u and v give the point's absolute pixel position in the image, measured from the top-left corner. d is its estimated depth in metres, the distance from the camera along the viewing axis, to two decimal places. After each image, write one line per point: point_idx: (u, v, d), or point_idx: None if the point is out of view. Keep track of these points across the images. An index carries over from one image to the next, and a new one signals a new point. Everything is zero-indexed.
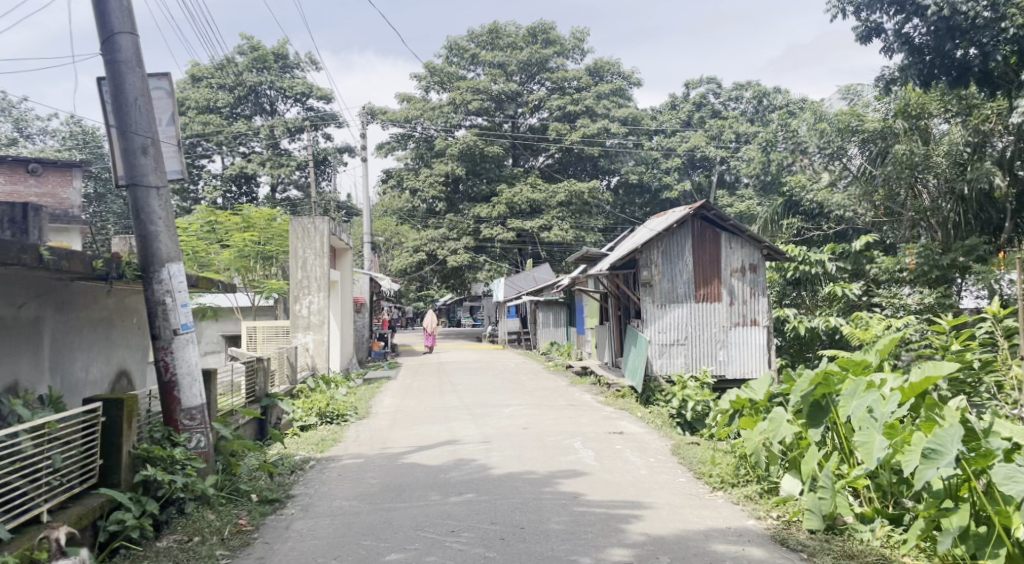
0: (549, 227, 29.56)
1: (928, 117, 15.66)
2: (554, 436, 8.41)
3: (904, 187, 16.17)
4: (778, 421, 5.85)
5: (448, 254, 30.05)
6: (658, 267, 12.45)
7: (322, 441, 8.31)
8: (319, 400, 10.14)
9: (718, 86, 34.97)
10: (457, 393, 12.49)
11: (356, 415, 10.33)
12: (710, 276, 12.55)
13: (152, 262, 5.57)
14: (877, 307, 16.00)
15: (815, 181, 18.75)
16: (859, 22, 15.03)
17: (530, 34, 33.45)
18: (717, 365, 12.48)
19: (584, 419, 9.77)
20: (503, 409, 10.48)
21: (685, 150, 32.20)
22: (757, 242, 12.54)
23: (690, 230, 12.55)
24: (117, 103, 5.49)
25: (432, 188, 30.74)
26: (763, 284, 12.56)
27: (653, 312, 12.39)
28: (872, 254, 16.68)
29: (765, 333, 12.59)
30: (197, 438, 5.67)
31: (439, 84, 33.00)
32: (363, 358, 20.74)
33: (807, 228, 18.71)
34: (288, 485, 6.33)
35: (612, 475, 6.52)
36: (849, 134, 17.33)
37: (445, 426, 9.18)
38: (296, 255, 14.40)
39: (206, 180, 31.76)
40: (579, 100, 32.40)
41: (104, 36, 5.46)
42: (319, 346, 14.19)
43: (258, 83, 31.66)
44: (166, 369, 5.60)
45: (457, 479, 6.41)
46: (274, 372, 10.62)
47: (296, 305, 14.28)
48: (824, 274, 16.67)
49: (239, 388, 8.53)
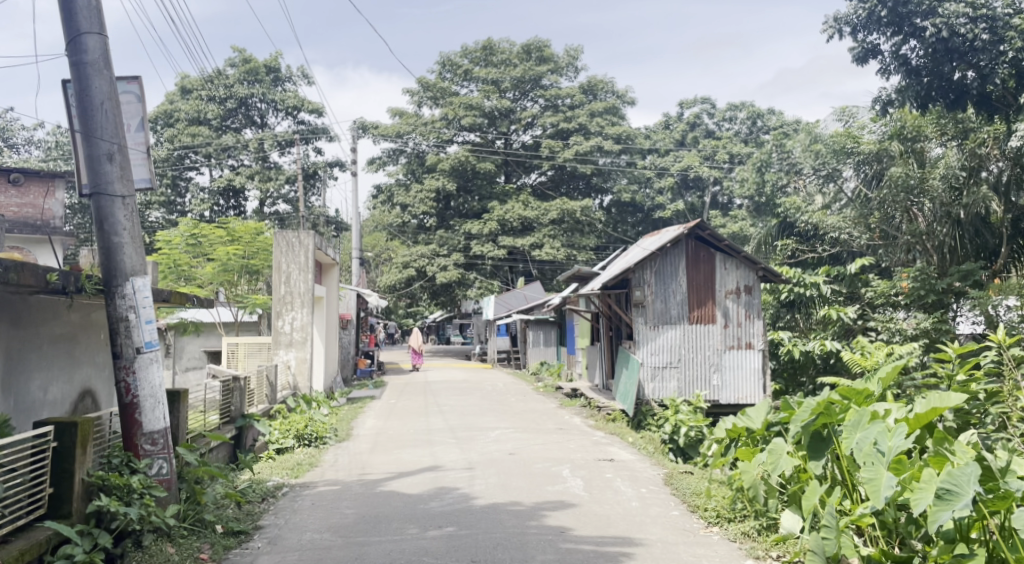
0: (540, 245, 29.35)
1: (924, 140, 15.63)
2: (541, 463, 8.06)
3: (900, 210, 16.02)
4: (777, 453, 5.54)
5: (438, 270, 29.71)
6: (651, 287, 12.19)
7: (298, 466, 7.93)
8: (297, 421, 9.73)
9: (711, 107, 35.04)
10: (442, 414, 12.12)
11: (335, 438, 9.93)
12: (704, 298, 12.28)
13: (114, 276, 5.23)
14: (871, 332, 15.78)
15: (807, 203, 18.62)
16: (855, 44, 15.00)
17: (525, 51, 33.42)
18: (711, 390, 12.17)
19: (573, 444, 9.42)
20: (489, 433, 10.11)
21: (678, 170, 32.18)
22: (752, 264, 12.30)
23: (684, 250, 12.29)
24: (82, 106, 5.17)
25: (422, 204, 30.50)
26: (758, 307, 12.30)
27: (646, 333, 12.08)
28: (866, 277, 16.52)
29: (760, 356, 12.28)
30: (159, 464, 5.30)
31: (432, 99, 32.83)
32: (347, 376, 20.34)
33: (801, 249, 18.52)
34: (257, 516, 5.95)
35: (601, 507, 6.18)
36: (845, 155, 17.48)
37: (429, 451, 8.80)
38: (279, 269, 14.08)
39: (193, 193, 31.39)
40: (573, 118, 32.35)
41: (70, 36, 5.15)
42: (302, 363, 13.78)
43: (248, 95, 31.42)
44: (127, 391, 5.24)
45: (437, 511, 6.04)
46: (252, 391, 10.23)
47: (279, 321, 13.89)
48: (819, 297, 16.45)
49: (212, 409, 8.20)
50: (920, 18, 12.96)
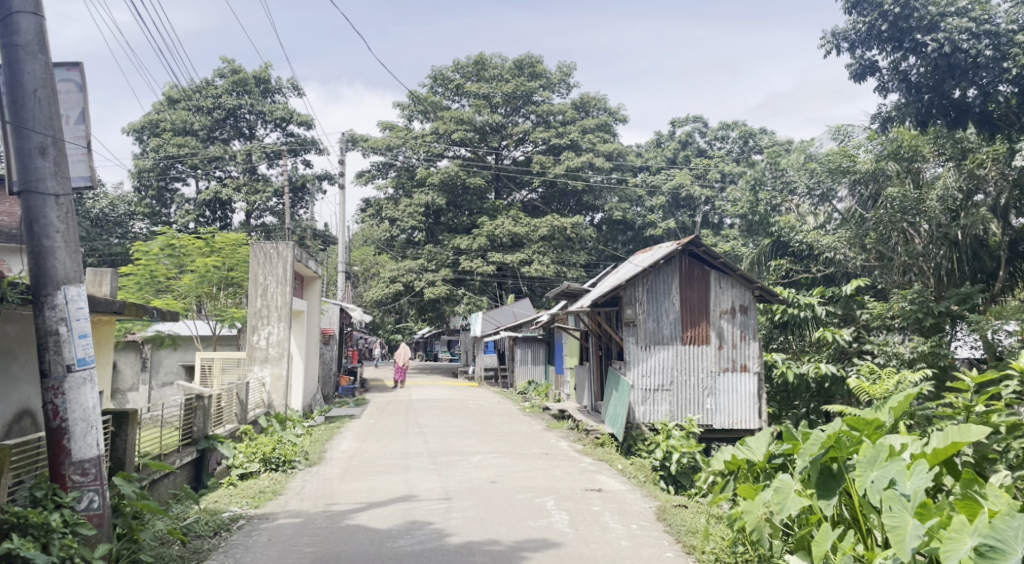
0: (530, 262, 28.90)
1: (921, 160, 15.25)
2: (524, 493, 7.46)
3: (896, 232, 15.56)
4: (785, 492, 5.01)
5: (426, 286, 29.15)
6: (643, 305, 11.68)
7: (260, 494, 7.31)
8: (265, 444, 9.05)
9: (703, 126, 34.84)
10: (422, 436, 11.48)
11: (305, 462, 9.26)
12: (698, 318, 11.76)
13: (44, 284, 4.65)
14: (867, 354, 15.29)
15: (803, 222, 18.21)
16: (853, 60, 14.70)
17: (517, 67, 33.16)
18: (704, 414, 11.62)
19: (559, 472, 8.82)
20: (470, 458, 9.50)
21: (669, 189, 31.91)
22: (748, 283, 11.81)
23: (677, 267, 11.81)
24: (12, 93, 4.62)
25: (411, 218, 29.97)
26: (754, 328, 11.79)
27: (637, 353, 11.57)
28: (862, 299, 16.05)
29: (755, 380, 11.74)
30: (89, 498, 4.70)
31: (422, 113, 32.41)
32: (329, 394, 19.68)
33: (795, 269, 18.06)
34: (204, 555, 5.35)
35: (588, 547, 5.59)
36: (841, 175, 17.12)
37: (404, 478, 8.19)
38: (256, 282, 13.39)
39: (178, 205, 30.77)
40: (565, 134, 32.06)
41: (1, 15, 4.61)
42: (277, 381, 13.17)
43: (236, 106, 30.96)
44: (54, 415, 4.64)
45: (406, 550, 5.43)
46: (220, 410, 9.64)
47: (254, 336, 13.26)
48: (814, 318, 15.91)
49: (169, 431, 7.60)
50: (922, 34, 12.62)
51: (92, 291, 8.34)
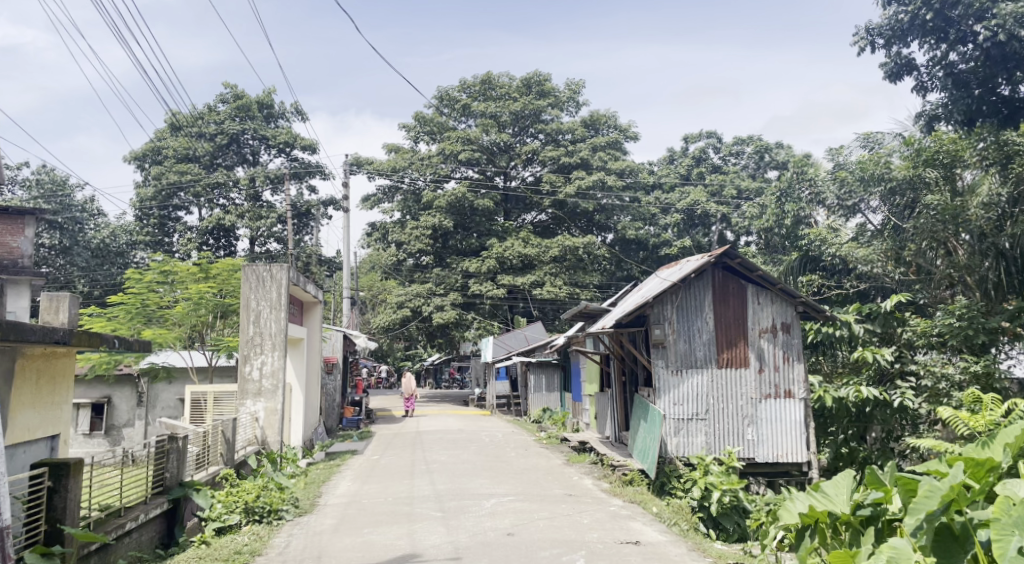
0: (541, 284, 27.84)
1: (961, 166, 14.18)
2: (548, 549, 6.28)
3: (938, 245, 14.36)
4: (901, 563, 3.98)
5: (434, 311, 28.04)
6: (672, 324, 10.56)
7: (235, 555, 6.19)
8: (247, 491, 7.91)
9: (718, 141, 33.91)
10: (429, 476, 10.29)
11: (294, 509, 8.10)
12: (735, 338, 10.60)
13: None
14: (912, 376, 13.71)
15: (835, 235, 17.10)
16: (887, 58, 14.01)
17: (524, 85, 32.39)
18: (745, 446, 10.39)
19: (586, 519, 7.64)
20: (484, 503, 8.32)
21: (684, 206, 31.01)
22: (790, 298, 10.66)
23: (710, 282, 10.70)
24: None
25: (418, 241, 28.95)
26: (799, 348, 10.62)
27: (667, 379, 10.43)
28: (902, 315, 14.37)
29: (801, 407, 10.54)
30: None
31: (429, 134, 31.70)
32: (330, 426, 18.56)
33: (828, 285, 16.84)
34: None
35: None
36: (874, 183, 15.93)
37: (407, 531, 7.02)
38: (247, 308, 12.28)
39: (181, 233, 30.06)
40: (575, 152, 31.07)
41: None
42: (271, 416, 12.06)
43: (239, 131, 30.27)
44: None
45: None
46: (201, 453, 8.58)
47: (246, 367, 12.15)
48: (850, 337, 14.31)
49: (130, 481, 6.62)
50: (973, 21, 11.93)
51: (47, 320, 7.09)
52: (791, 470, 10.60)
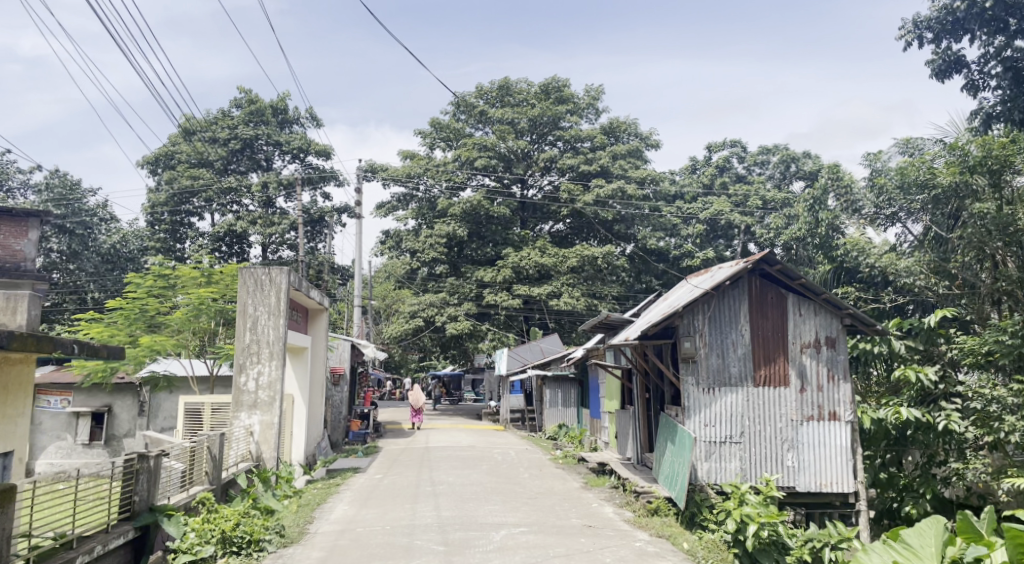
0: (559, 294, 26.80)
1: (1012, 171, 12.85)
2: None
3: (983, 257, 13.26)
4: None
5: (447, 321, 27.21)
6: (704, 336, 9.62)
7: None
8: (225, 518, 7.05)
9: (742, 150, 32.97)
10: (435, 500, 9.37)
11: (281, 539, 7.26)
12: (774, 353, 9.64)
13: None
14: (957, 398, 12.58)
15: (874, 245, 16.07)
16: (936, 54, 13.03)
17: (543, 91, 31.64)
18: (785, 474, 9.41)
19: (609, 558, 6.71)
20: (493, 535, 7.42)
21: (706, 217, 30.11)
22: (835, 309, 9.70)
23: (746, 290, 9.76)
24: None
25: (432, 249, 28.07)
26: (844, 365, 9.65)
27: (697, 398, 9.48)
28: (947, 332, 13.13)
29: (846, 430, 9.55)
30: None
31: (445, 140, 31.02)
32: (336, 440, 17.71)
33: (864, 298, 15.73)
34: None
35: None
36: (915, 191, 14.83)
37: None
38: (244, 313, 11.48)
39: (193, 239, 29.47)
40: (594, 160, 30.07)
41: None
42: (267, 430, 11.22)
43: (253, 136, 29.73)
44: None
45: None
46: (182, 473, 7.74)
47: (241, 377, 11.32)
48: (890, 355, 13.12)
49: (89, 509, 5.81)
50: None
51: (2, 321, 6.25)
52: (834, 501, 9.61)
